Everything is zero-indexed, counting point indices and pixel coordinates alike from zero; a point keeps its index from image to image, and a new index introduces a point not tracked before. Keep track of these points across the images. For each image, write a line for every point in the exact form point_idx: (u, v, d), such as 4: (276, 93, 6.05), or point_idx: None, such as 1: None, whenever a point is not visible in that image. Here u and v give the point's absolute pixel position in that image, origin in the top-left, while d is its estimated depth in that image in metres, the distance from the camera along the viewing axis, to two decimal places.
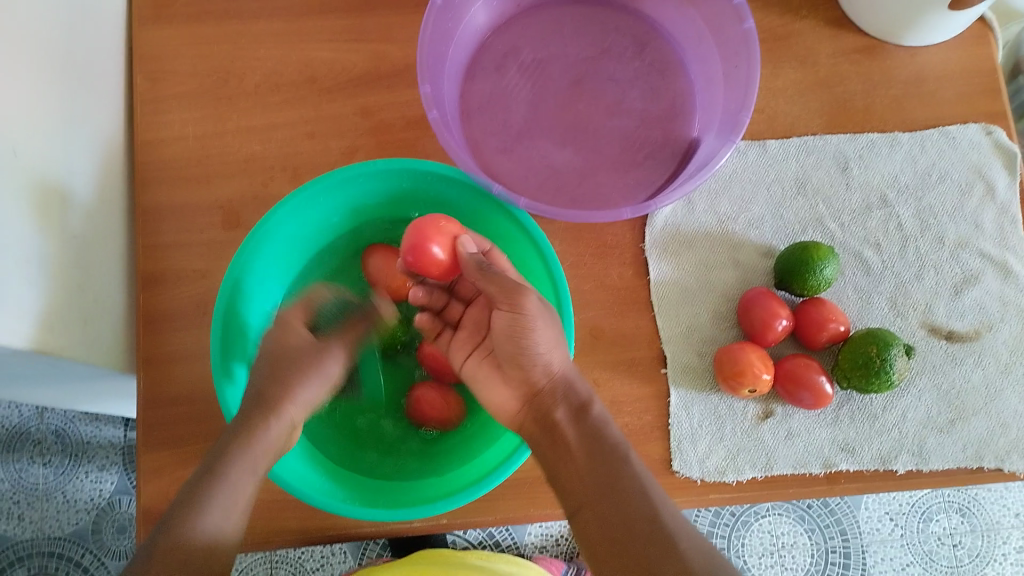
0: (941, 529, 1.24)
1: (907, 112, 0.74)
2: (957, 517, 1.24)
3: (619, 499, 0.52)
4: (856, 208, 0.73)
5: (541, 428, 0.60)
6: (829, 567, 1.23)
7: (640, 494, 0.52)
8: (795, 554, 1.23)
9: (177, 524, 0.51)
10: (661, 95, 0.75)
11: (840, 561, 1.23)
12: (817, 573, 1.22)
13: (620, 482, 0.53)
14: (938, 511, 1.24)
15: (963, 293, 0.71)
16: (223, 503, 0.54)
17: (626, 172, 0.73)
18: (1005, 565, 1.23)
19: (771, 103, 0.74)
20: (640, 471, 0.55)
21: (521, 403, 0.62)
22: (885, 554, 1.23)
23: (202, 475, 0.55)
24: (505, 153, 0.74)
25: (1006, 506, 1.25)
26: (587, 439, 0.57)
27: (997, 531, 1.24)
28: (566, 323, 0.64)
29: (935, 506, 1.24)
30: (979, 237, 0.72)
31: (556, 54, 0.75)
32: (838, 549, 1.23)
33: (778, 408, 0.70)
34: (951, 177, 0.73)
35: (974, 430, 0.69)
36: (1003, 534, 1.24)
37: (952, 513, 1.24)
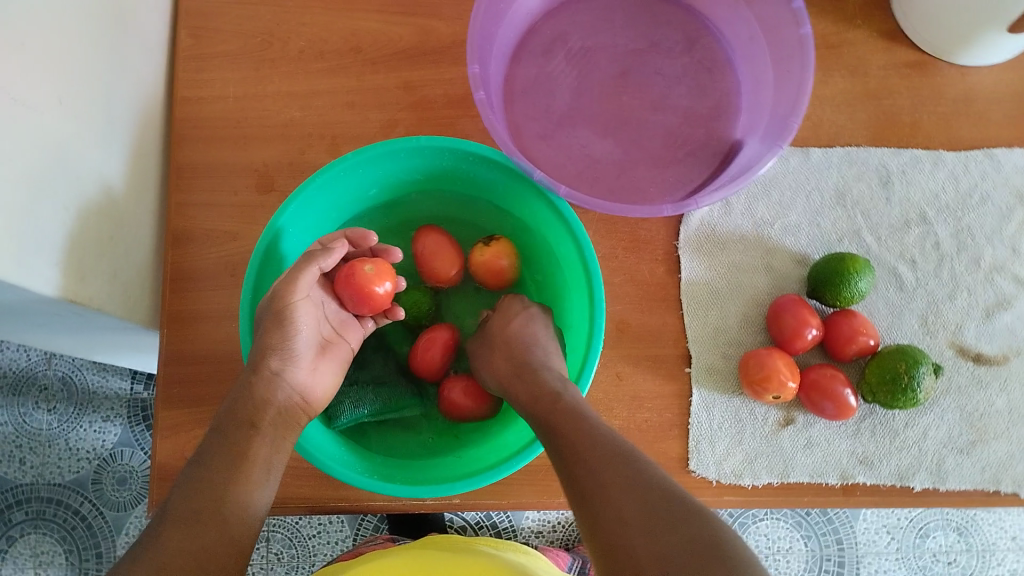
0: (937, 546, 1.24)
1: (954, 130, 0.73)
2: (954, 536, 1.24)
3: (589, 461, 0.51)
4: (894, 223, 0.72)
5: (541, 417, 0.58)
6: (822, 574, 1.23)
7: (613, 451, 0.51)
8: (790, 559, 1.23)
9: (193, 491, 0.53)
10: (708, 94, 0.74)
11: (834, 569, 1.23)
12: None
13: (590, 448, 0.52)
14: (936, 529, 1.25)
15: (994, 317, 0.71)
16: (233, 473, 0.54)
17: (666, 168, 0.73)
18: None
19: (818, 110, 0.73)
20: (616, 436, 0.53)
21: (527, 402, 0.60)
22: (879, 566, 1.24)
23: (204, 458, 0.55)
24: (545, 139, 0.73)
25: (1003, 529, 1.25)
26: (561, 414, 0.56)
27: (992, 552, 1.24)
28: (597, 316, 0.63)
29: (933, 523, 1.25)
30: (1015, 262, 0.72)
31: (605, 43, 0.75)
32: (832, 557, 1.24)
33: (799, 416, 0.69)
34: (992, 199, 0.73)
35: (993, 454, 0.69)
36: (998, 556, 1.24)
37: (949, 531, 1.24)
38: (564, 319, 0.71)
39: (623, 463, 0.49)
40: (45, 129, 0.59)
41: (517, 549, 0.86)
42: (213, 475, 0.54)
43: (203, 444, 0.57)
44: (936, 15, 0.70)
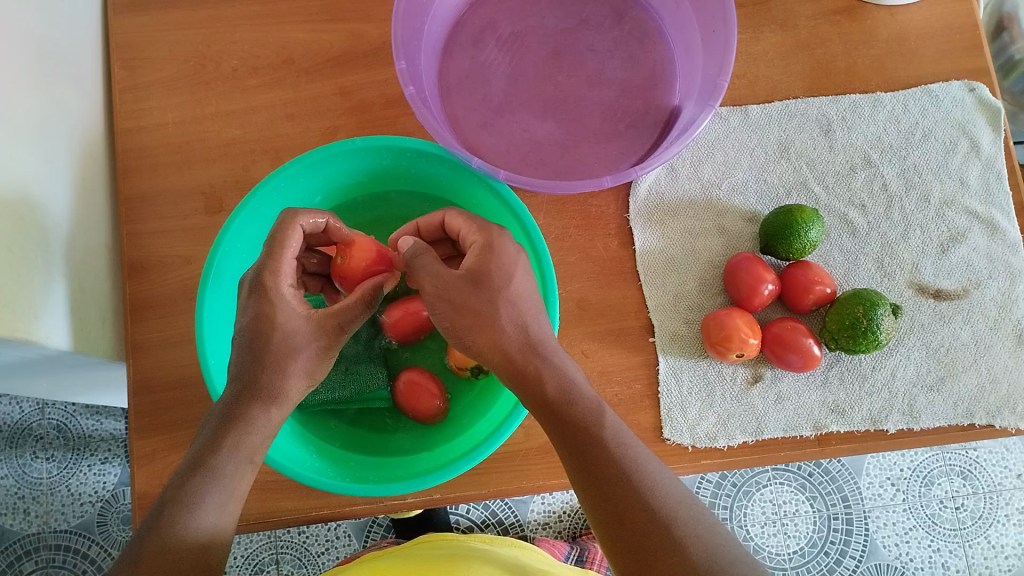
0: (943, 492, 1.24)
1: (889, 72, 0.74)
2: (959, 481, 1.24)
3: (612, 479, 0.53)
4: (840, 170, 0.72)
5: (541, 402, 0.56)
6: (831, 534, 1.23)
7: (629, 469, 0.53)
8: (798, 522, 1.23)
9: (162, 531, 0.51)
10: (642, 64, 0.75)
11: (842, 527, 1.23)
12: (820, 540, 1.23)
13: (609, 459, 0.53)
14: (940, 475, 1.25)
15: (949, 251, 0.71)
16: (207, 506, 0.53)
17: (608, 142, 0.73)
18: (1009, 527, 1.23)
19: (752, 67, 0.73)
20: (620, 432, 0.55)
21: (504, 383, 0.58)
22: (887, 519, 1.23)
23: (182, 489, 0.53)
24: (486, 128, 0.73)
25: (1007, 468, 1.25)
26: (561, 409, 0.55)
27: (999, 493, 1.24)
28: (550, 296, 0.64)
29: (936, 470, 1.25)
30: (965, 195, 0.72)
31: (534, 26, 0.75)
32: (840, 516, 1.23)
33: (767, 372, 0.70)
34: (935, 135, 0.73)
35: (963, 388, 0.69)
36: (1005, 496, 1.24)
37: (953, 477, 1.25)
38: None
39: (642, 490, 0.53)
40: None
41: (511, 544, 0.86)
42: (180, 511, 0.52)
43: (186, 466, 0.55)
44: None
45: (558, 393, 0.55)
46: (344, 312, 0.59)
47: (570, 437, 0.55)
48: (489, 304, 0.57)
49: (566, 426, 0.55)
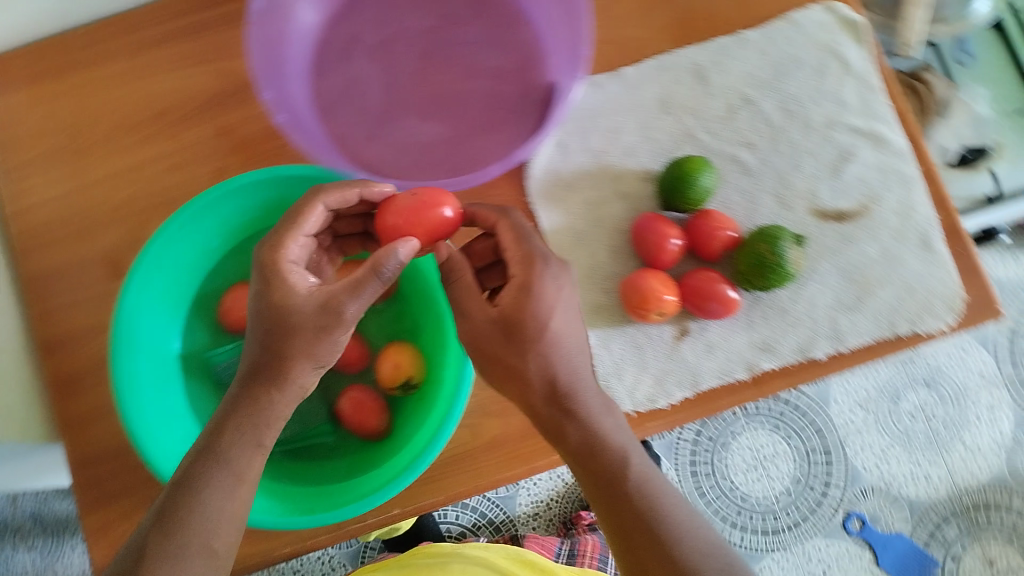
0: (913, 405, 1.32)
1: (751, 10, 0.74)
2: (924, 391, 1.33)
3: (635, 521, 0.55)
4: (721, 113, 0.73)
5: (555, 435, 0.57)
6: (813, 466, 1.30)
7: (652, 515, 0.55)
8: (780, 462, 1.30)
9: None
10: (511, 48, 0.74)
11: (823, 458, 1.30)
12: (804, 474, 1.29)
13: (630, 503, 0.55)
14: (906, 390, 1.34)
15: (842, 171, 0.71)
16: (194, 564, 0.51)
17: (496, 130, 0.72)
18: (980, 426, 1.31)
19: (618, 30, 0.73)
20: (644, 472, 0.57)
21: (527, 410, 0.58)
22: (863, 442, 1.31)
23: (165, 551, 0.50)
24: (371, 140, 0.72)
25: (968, 371, 1.33)
26: (589, 448, 0.56)
27: (965, 396, 1.32)
28: None
29: (902, 387, 1.34)
30: (845, 113, 0.72)
31: (397, 31, 0.74)
32: (818, 448, 1.30)
33: (692, 325, 0.70)
34: (804, 62, 0.73)
35: (881, 303, 0.69)
36: (972, 397, 1.32)
37: (919, 388, 1.33)
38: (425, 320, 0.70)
39: (661, 535, 0.55)
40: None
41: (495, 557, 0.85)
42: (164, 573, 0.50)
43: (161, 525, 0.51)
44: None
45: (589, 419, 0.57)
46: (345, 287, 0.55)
47: (595, 474, 0.56)
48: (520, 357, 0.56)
49: (591, 469, 0.56)
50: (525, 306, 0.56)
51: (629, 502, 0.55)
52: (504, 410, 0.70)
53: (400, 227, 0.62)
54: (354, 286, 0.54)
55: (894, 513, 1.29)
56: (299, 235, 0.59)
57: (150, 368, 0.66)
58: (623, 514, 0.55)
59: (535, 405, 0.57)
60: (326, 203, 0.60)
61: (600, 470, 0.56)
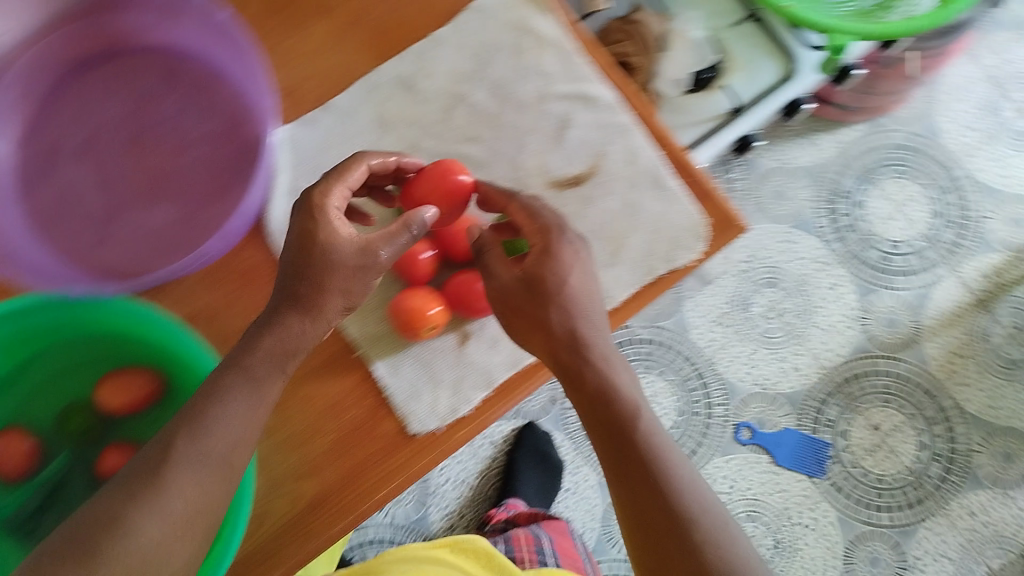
0: (763, 307, 1.40)
1: (438, 7, 0.75)
2: (771, 290, 1.40)
3: (637, 487, 0.59)
4: (437, 116, 0.74)
5: (584, 389, 0.62)
6: (692, 394, 1.36)
7: (654, 475, 0.59)
8: (662, 400, 1.36)
9: None
10: (218, 109, 0.72)
11: (699, 384, 1.37)
12: (686, 403, 1.36)
13: (635, 465, 0.60)
14: (754, 295, 1.40)
15: (564, 138, 0.74)
16: None
17: (224, 195, 0.70)
18: (827, 306, 1.40)
19: (316, 64, 0.73)
20: (649, 425, 0.61)
21: (551, 356, 0.63)
22: (731, 355, 1.38)
23: None
24: (100, 246, 0.68)
25: (804, 261, 1.41)
26: (608, 399, 0.61)
27: (807, 284, 1.40)
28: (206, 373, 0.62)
29: (748, 293, 1.40)
30: (553, 83, 0.74)
31: (98, 124, 0.71)
32: (692, 375, 1.37)
33: (471, 326, 0.72)
34: (501, 45, 0.75)
35: (634, 250, 0.71)
36: (812, 283, 1.41)
37: (765, 290, 1.40)
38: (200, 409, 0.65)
39: (656, 501, 0.59)
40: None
41: None
42: None
43: None
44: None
45: (581, 374, 0.62)
46: (388, 238, 0.61)
47: (608, 434, 0.61)
48: (544, 307, 0.63)
49: (598, 413, 0.62)
50: (545, 265, 0.63)
51: (625, 450, 0.60)
52: (315, 467, 0.66)
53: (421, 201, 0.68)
54: (386, 238, 0.61)
55: (777, 412, 1.36)
56: (344, 187, 0.63)
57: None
58: (617, 465, 0.60)
59: (557, 351, 0.63)
60: (370, 163, 0.65)
61: (622, 426, 0.61)
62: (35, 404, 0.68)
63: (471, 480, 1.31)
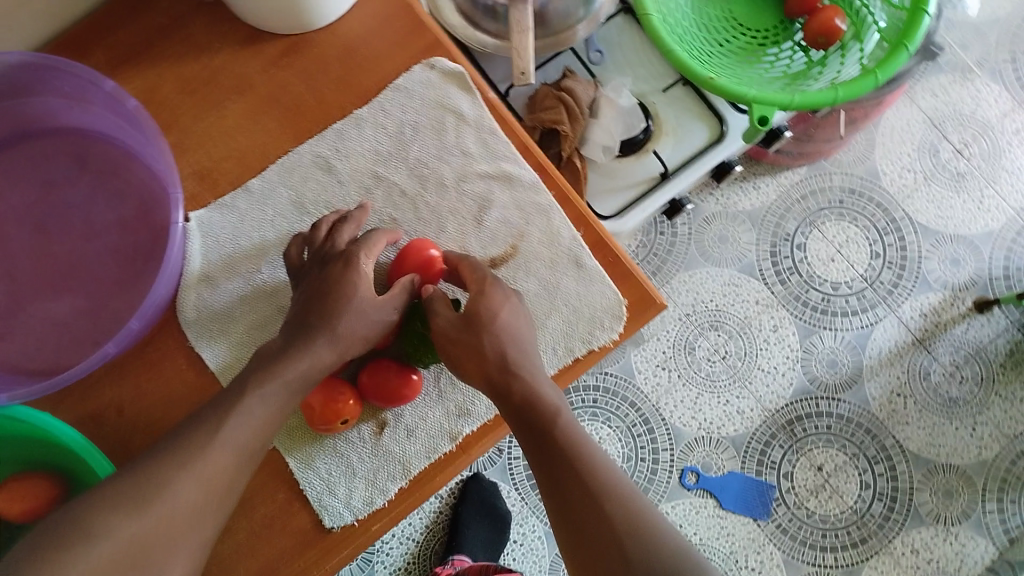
0: (707, 350, 1.38)
1: (357, 85, 0.72)
2: (715, 334, 1.38)
3: (558, 472, 0.60)
4: (356, 198, 0.71)
5: (507, 395, 0.63)
6: (638, 440, 1.34)
7: (574, 462, 0.60)
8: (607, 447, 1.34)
9: None
10: (129, 194, 0.69)
11: (644, 429, 1.35)
12: (631, 450, 1.33)
13: (554, 454, 0.60)
14: (698, 338, 1.38)
15: (484, 219, 0.72)
16: None
17: (132, 287, 0.67)
18: (773, 348, 1.37)
19: (229, 144, 0.71)
20: (568, 423, 0.62)
21: (481, 378, 0.64)
22: (675, 399, 1.36)
23: None
24: (3, 340, 0.65)
25: (748, 303, 1.39)
26: (531, 403, 0.62)
27: (750, 324, 1.38)
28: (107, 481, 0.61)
29: (692, 336, 1.38)
30: (474, 162, 0.72)
31: (2, 213, 0.68)
32: (637, 421, 1.35)
33: (388, 415, 0.71)
34: (422, 124, 0.73)
35: (553, 332, 0.71)
36: (756, 324, 1.38)
37: (709, 333, 1.38)
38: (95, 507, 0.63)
39: (575, 480, 0.59)
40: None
41: None
42: None
43: None
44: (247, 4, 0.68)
45: (506, 378, 0.63)
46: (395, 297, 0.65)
47: (530, 434, 0.62)
48: (479, 338, 0.63)
49: (530, 425, 0.62)
50: (482, 305, 0.64)
51: (555, 448, 0.60)
52: (225, 565, 0.66)
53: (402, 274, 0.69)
54: (393, 294, 0.65)
55: (721, 455, 1.34)
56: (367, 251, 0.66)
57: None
58: (553, 475, 0.60)
59: (488, 374, 0.63)
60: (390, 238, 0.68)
61: (540, 422, 0.61)
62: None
63: (416, 534, 1.30)
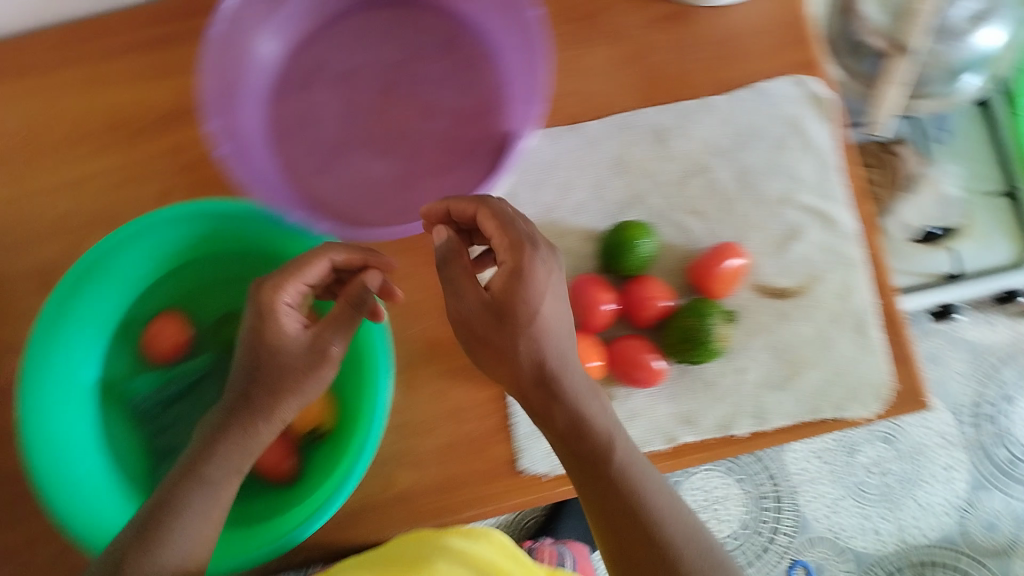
0: (868, 459, 1.30)
1: (722, 73, 0.75)
2: (883, 445, 1.30)
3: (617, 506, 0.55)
4: (673, 178, 0.73)
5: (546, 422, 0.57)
6: (762, 513, 1.28)
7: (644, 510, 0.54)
8: (728, 505, 1.28)
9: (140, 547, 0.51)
10: (474, 90, 0.76)
11: (773, 506, 1.28)
12: (751, 520, 1.27)
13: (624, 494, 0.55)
14: (863, 443, 1.30)
15: (786, 249, 0.71)
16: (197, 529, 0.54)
17: (444, 174, 0.74)
18: (937, 485, 1.28)
19: (581, 84, 0.75)
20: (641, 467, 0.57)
21: (517, 387, 0.57)
22: (816, 492, 1.28)
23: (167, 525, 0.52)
24: (321, 173, 0.75)
25: (930, 431, 1.30)
26: (586, 436, 0.56)
27: (923, 453, 1.29)
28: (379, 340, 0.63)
29: (860, 439, 1.30)
30: (801, 190, 0.72)
31: (363, 63, 0.77)
32: (769, 495, 1.28)
33: (617, 391, 0.69)
34: (766, 134, 0.73)
35: (809, 383, 0.69)
36: (930, 455, 1.29)
37: (877, 443, 1.30)
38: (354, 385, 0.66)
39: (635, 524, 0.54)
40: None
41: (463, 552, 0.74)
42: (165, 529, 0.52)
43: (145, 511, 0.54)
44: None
45: (551, 399, 0.56)
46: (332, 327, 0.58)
47: (616, 457, 0.56)
48: (511, 341, 0.56)
49: (585, 454, 0.56)
50: (515, 290, 0.55)
51: (614, 488, 0.55)
52: (418, 460, 0.69)
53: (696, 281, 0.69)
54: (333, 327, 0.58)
55: (839, 565, 1.27)
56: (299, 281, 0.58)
57: (61, 393, 0.64)
58: (608, 510, 0.55)
59: (525, 389, 0.57)
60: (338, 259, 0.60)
61: (593, 452, 0.56)
62: (204, 292, 0.72)
63: None
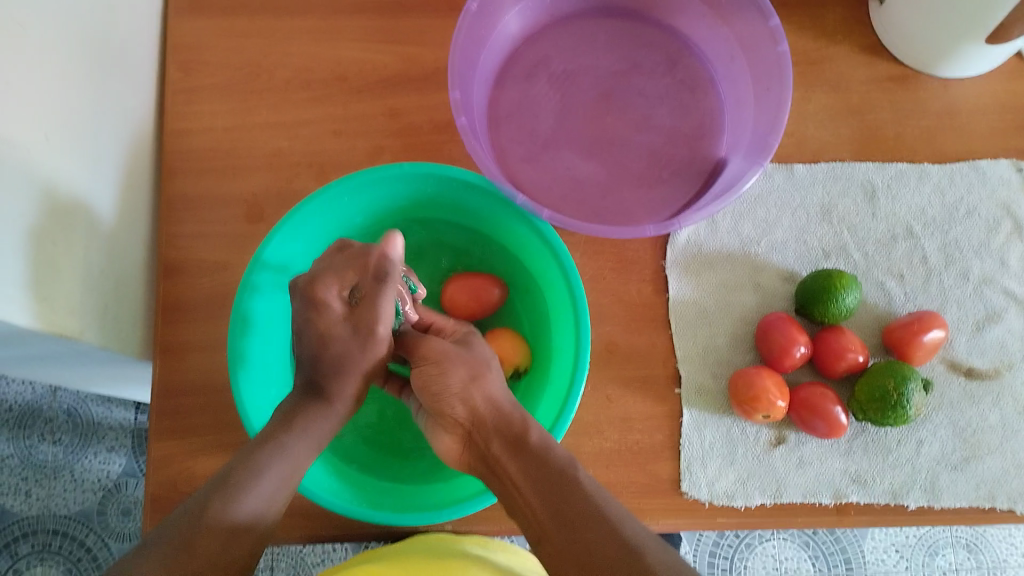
0: (947, 563, 1.14)
1: (938, 144, 0.74)
2: (964, 553, 1.14)
3: (585, 520, 0.51)
4: (881, 238, 0.73)
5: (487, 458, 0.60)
6: None
7: (601, 518, 0.51)
8: None
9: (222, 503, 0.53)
10: (691, 114, 0.76)
11: None
12: None
13: (577, 501, 0.53)
14: (945, 546, 1.14)
15: (984, 330, 0.71)
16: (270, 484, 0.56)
17: (652, 188, 0.74)
18: None
19: (801, 127, 0.74)
20: (597, 491, 0.54)
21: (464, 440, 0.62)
22: None
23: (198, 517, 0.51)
24: (529, 163, 0.75)
25: (1014, 545, 1.14)
26: (538, 460, 0.56)
27: (1004, 569, 1.14)
28: (581, 324, 0.63)
29: (942, 540, 1.14)
30: (1004, 275, 0.72)
31: (586, 65, 0.77)
32: None
33: (791, 435, 0.69)
34: (978, 213, 0.73)
35: (987, 469, 0.68)
36: (1011, 573, 1.13)
37: (959, 548, 1.14)
38: (551, 343, 0.71)
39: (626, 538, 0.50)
40: (23, 150, 0.57)
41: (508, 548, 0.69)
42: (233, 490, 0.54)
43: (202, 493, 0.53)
44: (909, 21, 0.71)
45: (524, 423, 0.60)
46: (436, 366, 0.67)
47: (541, 480, 0.55)
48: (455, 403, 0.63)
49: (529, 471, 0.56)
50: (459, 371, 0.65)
51: (554, 491, 0.54)
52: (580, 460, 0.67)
53: (897, 347, 0.68)
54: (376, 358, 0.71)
55: None
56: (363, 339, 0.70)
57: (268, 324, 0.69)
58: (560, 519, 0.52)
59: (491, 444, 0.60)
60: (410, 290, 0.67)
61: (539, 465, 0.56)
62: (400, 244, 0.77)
63: None
